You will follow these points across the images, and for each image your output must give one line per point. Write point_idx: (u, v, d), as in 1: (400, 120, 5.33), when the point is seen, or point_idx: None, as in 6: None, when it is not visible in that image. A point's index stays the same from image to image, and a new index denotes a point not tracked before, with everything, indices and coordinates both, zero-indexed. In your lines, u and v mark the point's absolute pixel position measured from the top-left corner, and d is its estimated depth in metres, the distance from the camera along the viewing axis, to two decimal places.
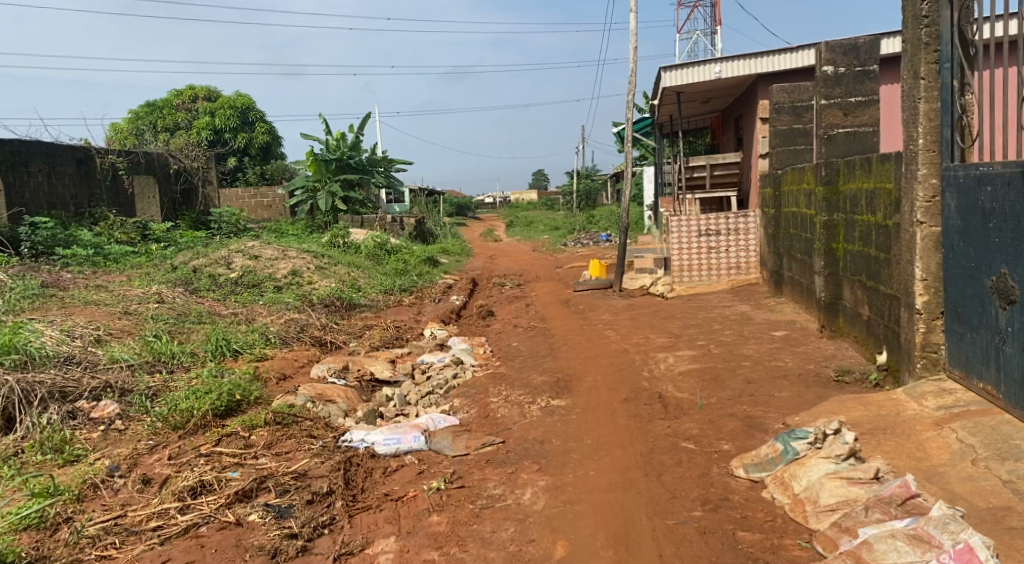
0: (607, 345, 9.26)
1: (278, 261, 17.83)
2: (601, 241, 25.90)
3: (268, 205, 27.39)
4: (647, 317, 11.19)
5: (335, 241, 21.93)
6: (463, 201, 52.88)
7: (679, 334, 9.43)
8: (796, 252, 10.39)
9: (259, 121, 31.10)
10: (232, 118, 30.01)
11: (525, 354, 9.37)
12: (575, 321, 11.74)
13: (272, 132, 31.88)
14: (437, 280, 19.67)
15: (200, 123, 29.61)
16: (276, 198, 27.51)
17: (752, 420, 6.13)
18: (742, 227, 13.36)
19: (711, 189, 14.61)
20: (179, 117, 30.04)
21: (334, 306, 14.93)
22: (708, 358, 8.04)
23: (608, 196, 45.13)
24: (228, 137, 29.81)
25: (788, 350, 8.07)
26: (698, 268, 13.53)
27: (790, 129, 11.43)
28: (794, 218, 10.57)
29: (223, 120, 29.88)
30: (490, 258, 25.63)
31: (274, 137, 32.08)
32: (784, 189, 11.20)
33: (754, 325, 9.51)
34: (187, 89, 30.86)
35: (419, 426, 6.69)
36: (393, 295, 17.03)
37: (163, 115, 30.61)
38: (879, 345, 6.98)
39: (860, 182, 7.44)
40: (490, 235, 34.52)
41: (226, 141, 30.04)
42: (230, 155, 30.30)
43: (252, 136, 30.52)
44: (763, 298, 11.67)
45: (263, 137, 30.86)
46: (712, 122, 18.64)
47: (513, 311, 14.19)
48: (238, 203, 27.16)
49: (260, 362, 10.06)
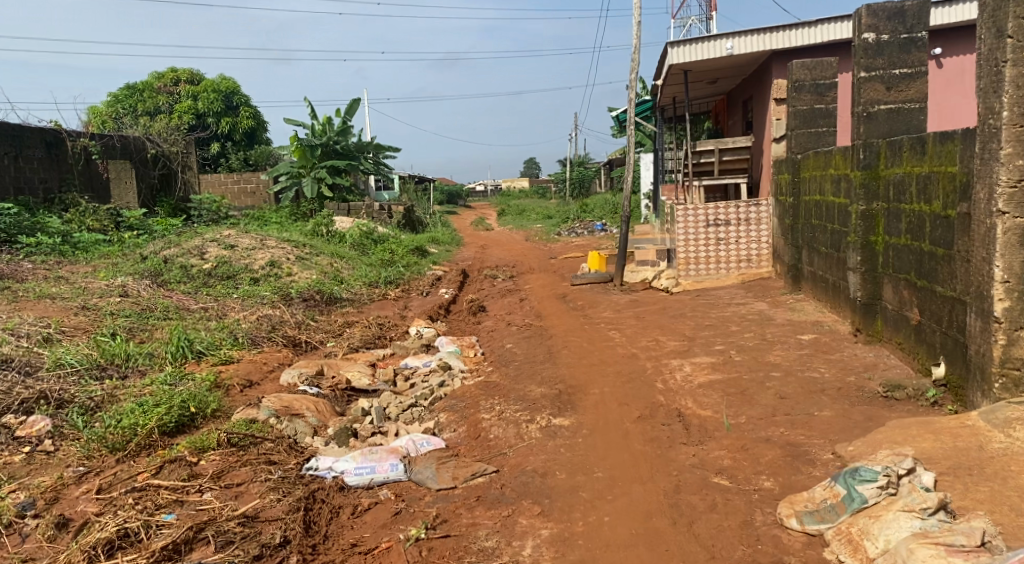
0: (613, 349, 8.24)
1: (255, 251, 16.73)
2: (597, 230, 24.84)
3: (252, 191, 26.29)
4: (653, 316, 10.17)
5: (318, 229, 20.85)
6: (454, 189, 51.73)
7: (692, 337, 8.43)
8: (820, 242, 9.45)
9: (244, 105, 30.02)
10: (216, 102, 28.84)
11: (520, 359, 8.35)
12: (574, 320, 10.72)
13: (257, 117, 30.75)
14: (426, 271, 18.61)
15: (183, 107, 28.37)
16: (259, 184, 26.38)
17: (794, 447, 5.15)
18: (754, 217, 12.37)
19: (719, 177, 13.60)
20: (159, 100, 28.76)
21: (314, 300, 13.86)
22: (730, 367, 7.05)
23: (602, 183, 44.03)
24: (211, 122, 28.62)
25: (822, 358, 7.08)
26: (706, 261, 12.54)
27: (811, 109, 10.42)
28: (817, 207, 9.60)
29: (206, 103, 28.68)
30: (481, 247, 24.56)
31: (259, 123, 30.92)
32: (804, 174, 10.23)
33: (775, 327, 8.52)
34: (169, 72, 29.55)
35: (397, 451, 5.67)
36: (378, 288, 15.96)
37: (144, 97, 29.29)
38: (933, 355, 6.02)
39: (909, 165, 6.46)
40: (481, 223, 33.43)
41: (208, 124, 28.83)
42: (212, 140, 29.12)
43: (236, 121, 29.46)
44: (780, 295, 10.70)
45: (247, 123, 29.73)
46: (718, 105, 17.60)
47: (506, 306, 13.15)
48: (219, 189, 26.01)
49: (225, 365, 8.98)
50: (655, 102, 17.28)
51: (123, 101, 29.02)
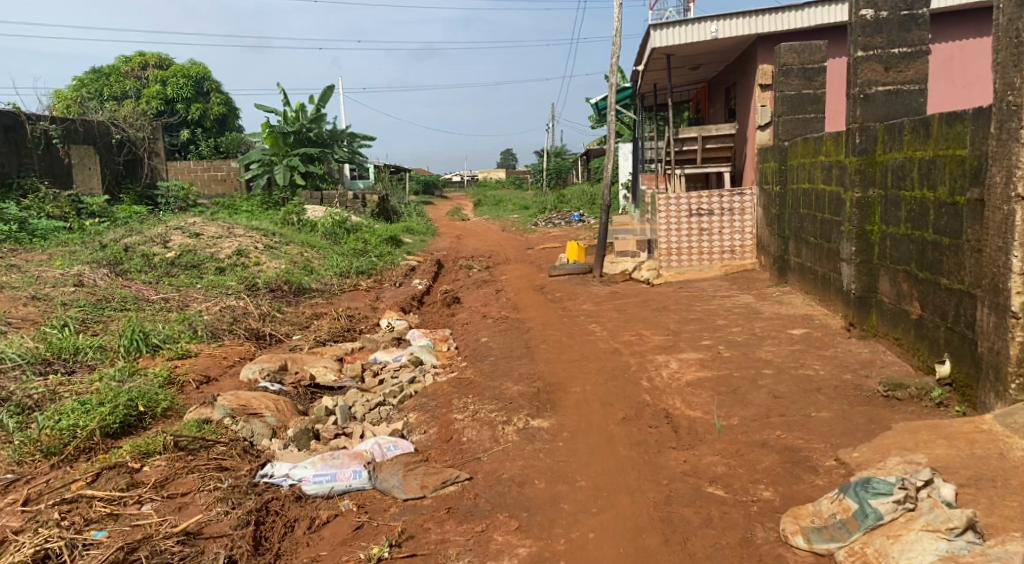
0: (594, 344, 7.80)
1: (221, 239, 16.09)
2: (575, 221, 24.43)
3: (222, 178, 25.57)
4: (635, 309, 9.75)
5: (288, 217, 20.21)
6: (430, 179, 51.09)
7: (677, 331, 8.01)
8: (809, 232, 9.06)
9: (214, 91, 29.20)
10: (185, 87, 28.00)
11: (496, 354, 7.88)
12: (553, 312, 10.27)
13: (228, 103, 29.92)
14: (400, 261, 18.07)
15: (150, 92, 27.47)
16: (230, 171, 25.65)
17: (793, 453, 4.74)
18: (738, 206, 11.99)
19: (702, 166, 13.21)
20: (126, 85, 27.83)
21: (281, 291, 13.29)
22: (720, 364, 6.64)
23: (580, 173, 43.62)
24: (180, 107, 27.75)
25: (815, 354, 6.69)
26: (688, 252, 12.16)
27: (799, 94, 10.04)
28: (806, 196, 9.23)
29: (175, 88, 27.82)
30: (457, 238, 24.03)
31: (230, 109, 30.09)
32: (792, 162, 9.85)
33: (764, 320, 8.13)
34: (136, 55, 28.60)
35: (361, 456, 5.18)
36: (349, 278, 15.41)
37: (110, 82, 28.31)
38: (936, 352, 5.64)
39: (909, 149, 6.08)
40: (457, 213, 32.90)
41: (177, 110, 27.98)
42: (181, 126, 28.26)
43: (206, 107, 28.63)
44: (765, 287, 10.32)
45: (217, 109, 28.89)
46: (699, 94, 17.20)
47: (482, 298, 12.68)
48: (188, 176, 25.24)
49: (181, 360, 8.42)
50: (636, 88, 16.85)
51: (88, 85, 28.04)
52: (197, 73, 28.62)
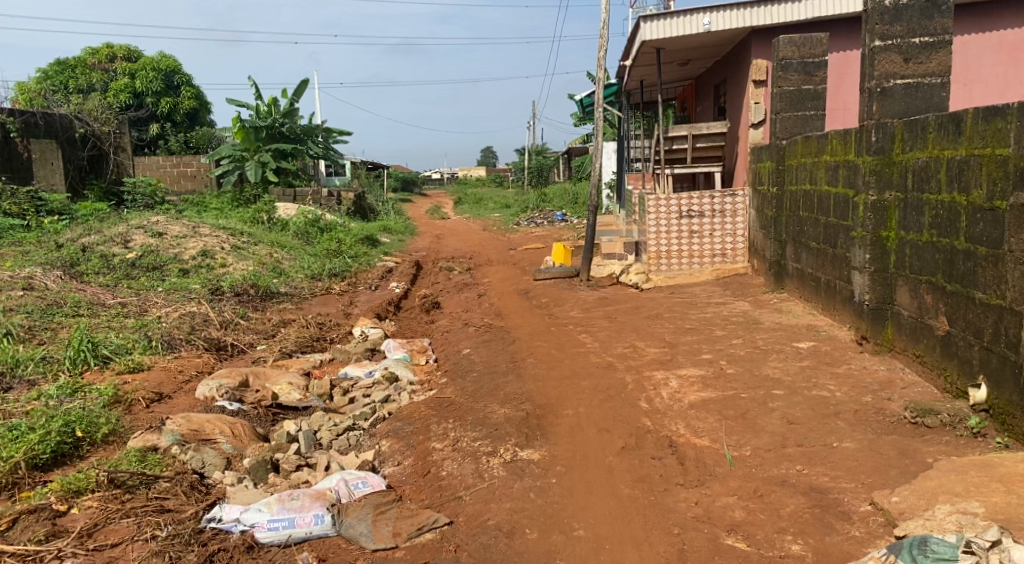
0: (584, 358, 7.18)
1: (186, 239, 15.28)
2: (557, 220, 23.82)
3: (192, 174, 24.67)
4: (626, 317, 9.14)
5: (258, 216, 19.42)
6: (408, 176, 50.28)
7: (673, 344, 7.41)
8: (810, 236, 8.52)
9: (186, 85, 28.14)
10: (155, 80, 26.97)
11: (478, 369, 7.23)
12: (538, 320, 9.64)
13: (200, 97, 28.94)
14: (376, 263, 17.35)
15: (118, 85, 26.44)
16: (200, 167, 24.76)
17: (820, 495, 4.15)
18: (729, 208, 11.45)
19: (692, 165, 12.64)
20: (93, 77, 26.75)
21: (248, 296, 12.52)
22: (724, 382, 6.06)
23: (561, 172, 43.05)
24: (149, 101, 26.73)
25: (828, 372, 6.11)
26: (678, 256, 11.59)
27: (799, 90, 9.50)
28: (806, 198, 8.69)
29: (144, 81, 26.78)
30: (436, 237, 23.33)
31: (202, 103, 29.10)
32: (791, 161, 9.30)
33: (765, 332, 7.55)
34: (104, 47, 27.57)
35: (324, 495, 4.53)
36: (322, 281, 14.67)
37: (76, 74, 27.20)
38: (968, 373, 5.09)
39: (934, 148, 5.54)
40: (437, 211, 32.17)
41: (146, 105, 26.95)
42: (150, 121, 27.23)
43: (177, 101, 27.63)
44: (761, 293, 9.78)
45: (189, 103, 27.87)
46: (686, 91, 16.65)
47: (462, 303, 12.01)
48: (157, 172, 24.37)
49: (133, 374, 7.68)
50: (621, 84, 16.26)
51: (53, 77, 26.94)
52: (167, 66, 27.61)
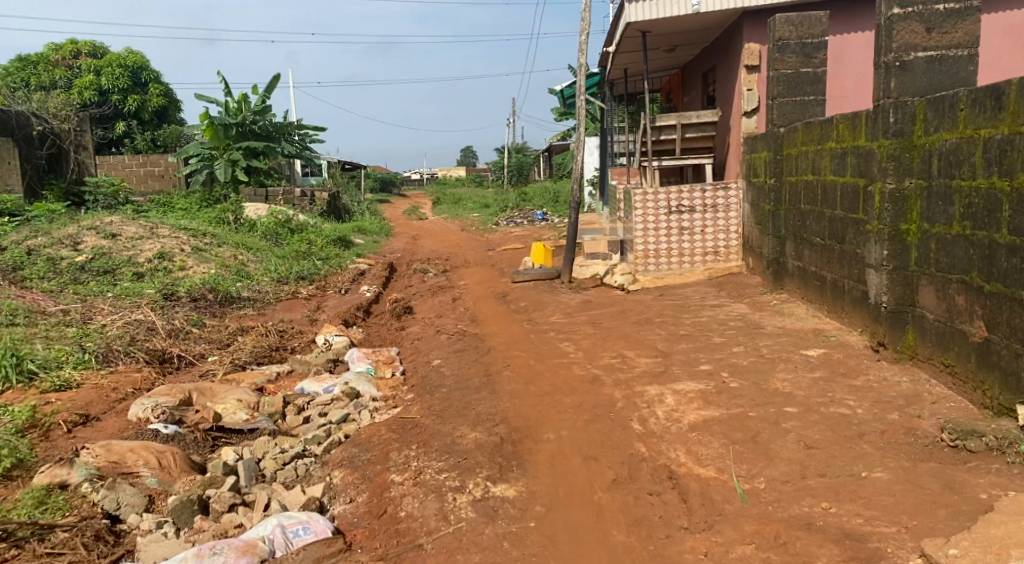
0: (568, 371, 6.41)
1: (143, 241, 14.36)
2: (537, 220, 23.07)
3: (160, 174, 23.68)
4: (612, 322, 8.38)
5: (224, 216, 18.53)
6: (387, 176, 49.35)
7: (666, 354, 6.65)
8: (814, 231, 7.82)
9: (154, 82, 27.02)
10: (121, 77, 25.78)
11: (449, 384, 6.43)
12: (517, 326, 8.88)
13: (170, 95, 27.82)
14: (348, 265, 16.50)
15: (83, 82, 25.26)
16: (168, 166, 23.78)
17: (856, 544, 3.42)
18: (720, 203, 10.75)
19: (680, 158, 11.92)
20: (56, 73, 25.58)
21: (205, 301, 11.62)
22: (727, 398, 5.32)
23: (541, 171, 42.35)
24: (115, 99, 25.61)
25: (844, 384, 5.38)
26: (666, 254, 10.87)
27: (796, 74, 8.83)
28: (808, 190, 7.99)
29: (110, 78, 25.58)
30: (412, 238, 22.51)
31: (171, 101, 27.98)
32: (788, 151, 8.61)
33: (768, 339, 6.82)
34: (68, 43, 26.31)
35: (252, 547, 3.73)
36: (288, 284, 13.80)
37: (38, 71, 25.98)
38: (1015, 387, 4.39)
39: (966, 129, 4.83)
40: (414, 212, 31.30)
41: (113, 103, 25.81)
42: (117, 119, 26.12)
43: (146, 99, 26.49)
44: (758, 294, 9.07)
45: (157, 101, 26.74)
46: (671, 83, 15.95)
47: (436, 308, 11.21)
48: (122, 172, 23.29)
49: (59, 393, 6.83)
50: (604, 76, 15.55)
51: (14, 75, 25.68)
52: (134, 63, 26.43)
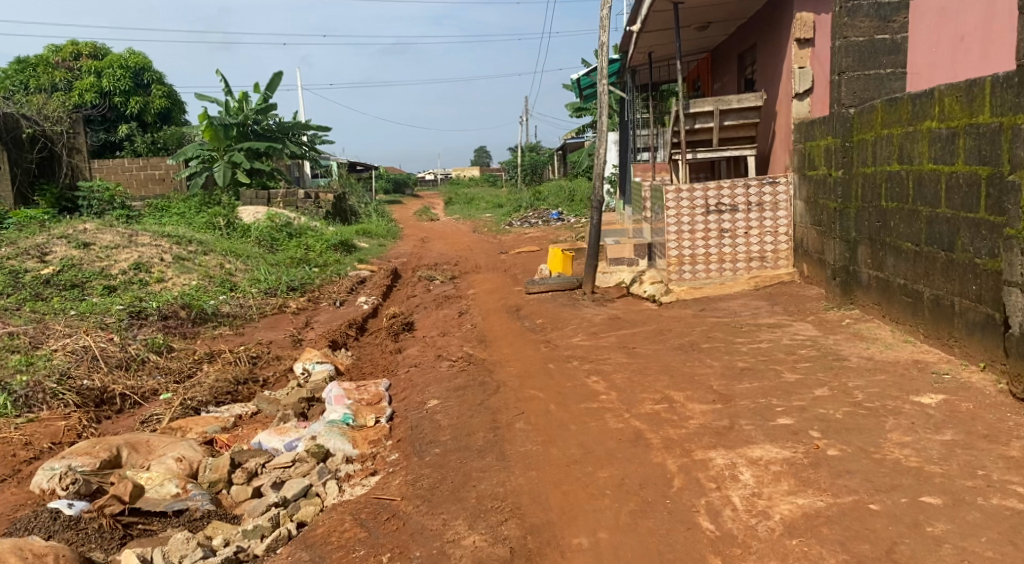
0: (599, 424, 4.88)
1: (118, 250, 12.96)
2: (553, 219, 21.62)
3: (161, 178, 22.17)
4: (648, 348, 6.83)
5: (215, 220, 17.16)
6: (399, 177, 48.11)
7: (727, 400, 5.10)
8: (902, 234, 6.28)
9: (157, 83, 25.03)
10: (123, 79, 23.74)
11: (444, 441, 4.92)
12: (531, 350, 7.39)
13: (173, 96, 25.83)
14: (347, 272, 15.01)
15: (82, 84, 23.23)
16: (169, 169, 22.28)
17: None
18: (769, 200, 9.20)
19: (718, 149, 10.35)
20: (54, 76, 23.64)
21: (176, 319, 10.12)
22: (828, 476, 3.80)
23: (556, 170, 40.93)
24: (117, 102, 23.67)
25: (994, 452, 3.84)
26: (705, 260, 9.31)
27: (871, 42, 7.26)
28: (892, 182, 6.45)
29: (110, 80, 23.57)
30: (421, 241, 21.14)
31: (176, 103, 26.10)
32: (861, 137, 7.05)
33: (857, 375, 5.26)
34: (67, 45, 24.39)
35: None
36: (277, 297, 12.35)
37: (37, 73, 23.99)
38: None
39: None
40: (425, 213, 29.96)
41: (114, 105, 23.89)
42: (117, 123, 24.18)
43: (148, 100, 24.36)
44: (822, 311, 7.51)
45: (160, 103, 24.80)
46: (700, 68, 14.42)
47: (439, 324, 9.69)
48: (120, 176, 21.57)
49: None
50: (626, 60, 14.05)
51: (11, 77, 23.74)
52: (136, 64, 24.41)
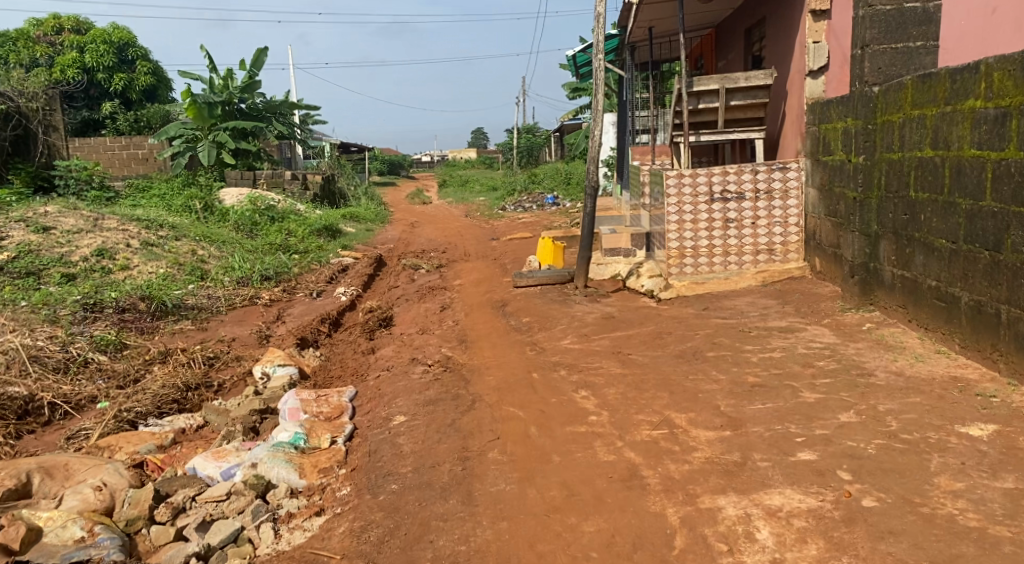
0: (586, 456, 4.16)
1: (81, 235, 12.16)
2: (548, 204, 20.84)
3: (145, 157, 20.87)
4: (645, 355, 6.09)
5: (192, 204, 16.35)
6: (395, 158, 47.20)
7: (737, 426, 4.37)
8: (935, 229, 5.57)
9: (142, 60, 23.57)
10: (107, 55, 22.34)
11: (404, 473, 4.20)
12: (516, 354, 6.64)
13: (159, 74, 24.42)
14: (329, 259, 14.23)
15: (64, 59, 21.93)
16: (153, 148, 21.04)
17: None
18: (778, 187, 8.42)
19: (723, 131, 9.59)
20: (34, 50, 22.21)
21: (135, 313, 9.32)
22: (865, 538, 3.11)
23: (553, 152, 40.08)
24: (101, 78, 22.29)
25: None
26: (708, 252, 8.55)
27: (898, 11, 6.49)
28: (923, 169, 5.72)
29: (94, 56, 22.19)
30: (411, 225, 20.36)
31: (162, 81, 24.59)
32: (886, 119, 6.30)
33: (887, 396, 4.52)
34: (49, 18, 22.99)
35: None
36: (250, 286, 11.56)
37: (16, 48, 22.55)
38: None
39: None
40: (418, 196, 29.18)
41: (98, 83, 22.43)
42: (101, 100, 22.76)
43: (132, 77, 22.93)
44: (839, 312, 6.76)
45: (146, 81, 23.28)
46: (703, 45, 13.61)
47: (419, 320, 8.95)
48: (101, 155, 20.36)
49: None
50: (624, 37, 13.23)
51: None
52: (120, 39, 23.10)
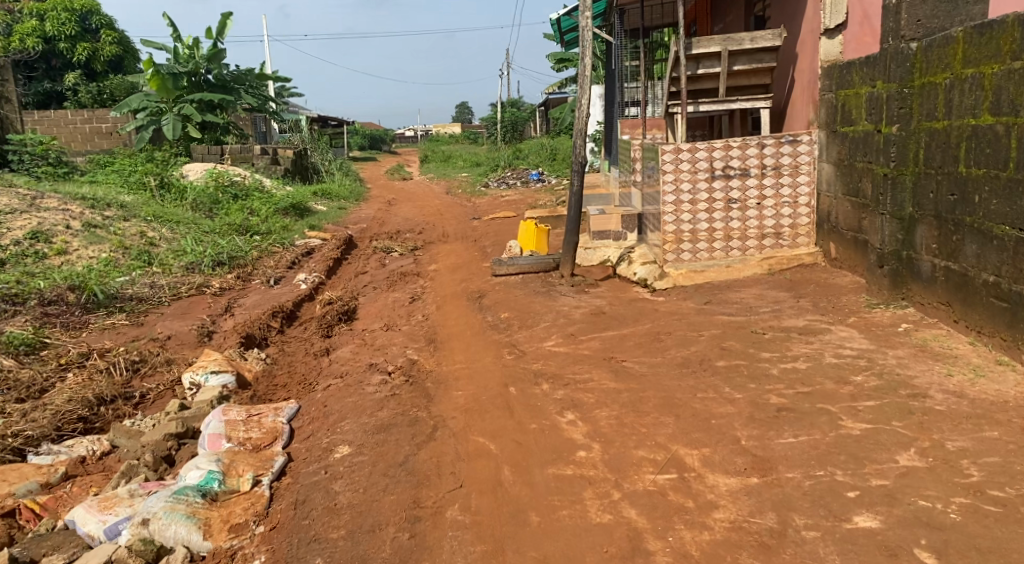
0: (573, 517, 3.19)
1: (13, 216, 10.96)
2: (532, 180, 19.78)
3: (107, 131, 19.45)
4: (641, 363, 5.11)
5: (147, 180, 15.12)
6: (375, 132, 45.78)
7: (766, 470, 3.40)
8: (994, 213, 4.64)
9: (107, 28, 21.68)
10: (69, 23, 20.36)
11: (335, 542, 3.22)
12: (488, 360, 5.64)
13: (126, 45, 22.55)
14: (294, 241, 13.11)
15: (23, 27, 19.77)
16: (115, 122, 19.65)
17: None
18: (787, 162, 7.42)
19: (725, 100, 8.52)
20: None
21: (62, 305, 8.19)
22: None
23: (539, 127, 38.93)
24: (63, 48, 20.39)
25: None
26: (708, 236, 7.56)
27: None
28: (978, 139, 4.77)
29: (55, 23, 20.14)
30: (387, 203, 19.26)
31: (129, 50, 22.78)
32: (925, 81, 5.34)
33: (953, 429, 3.57)
34: None
35: None
36: (201, 273, 10.43)
37: None
38: None
39: None
40: (397, 171, 28.01)
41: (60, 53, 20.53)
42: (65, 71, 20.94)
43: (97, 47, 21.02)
44: (865, 308, 5.78)
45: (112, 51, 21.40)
46: (696, 9, 12.53)
47: (384, 313, 7.92)
48: (61, 129, 18.88)
49: None
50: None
51: None
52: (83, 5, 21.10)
